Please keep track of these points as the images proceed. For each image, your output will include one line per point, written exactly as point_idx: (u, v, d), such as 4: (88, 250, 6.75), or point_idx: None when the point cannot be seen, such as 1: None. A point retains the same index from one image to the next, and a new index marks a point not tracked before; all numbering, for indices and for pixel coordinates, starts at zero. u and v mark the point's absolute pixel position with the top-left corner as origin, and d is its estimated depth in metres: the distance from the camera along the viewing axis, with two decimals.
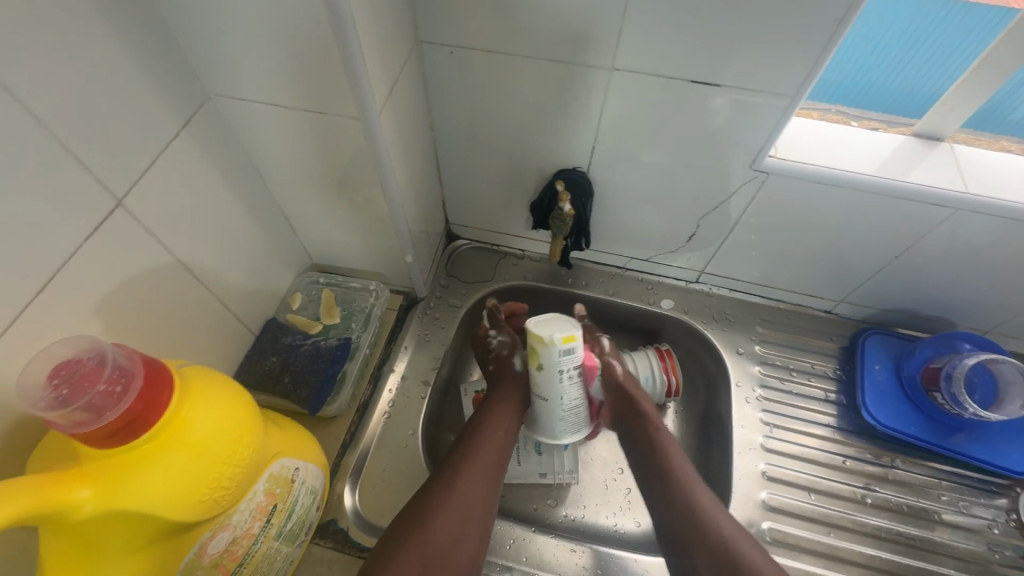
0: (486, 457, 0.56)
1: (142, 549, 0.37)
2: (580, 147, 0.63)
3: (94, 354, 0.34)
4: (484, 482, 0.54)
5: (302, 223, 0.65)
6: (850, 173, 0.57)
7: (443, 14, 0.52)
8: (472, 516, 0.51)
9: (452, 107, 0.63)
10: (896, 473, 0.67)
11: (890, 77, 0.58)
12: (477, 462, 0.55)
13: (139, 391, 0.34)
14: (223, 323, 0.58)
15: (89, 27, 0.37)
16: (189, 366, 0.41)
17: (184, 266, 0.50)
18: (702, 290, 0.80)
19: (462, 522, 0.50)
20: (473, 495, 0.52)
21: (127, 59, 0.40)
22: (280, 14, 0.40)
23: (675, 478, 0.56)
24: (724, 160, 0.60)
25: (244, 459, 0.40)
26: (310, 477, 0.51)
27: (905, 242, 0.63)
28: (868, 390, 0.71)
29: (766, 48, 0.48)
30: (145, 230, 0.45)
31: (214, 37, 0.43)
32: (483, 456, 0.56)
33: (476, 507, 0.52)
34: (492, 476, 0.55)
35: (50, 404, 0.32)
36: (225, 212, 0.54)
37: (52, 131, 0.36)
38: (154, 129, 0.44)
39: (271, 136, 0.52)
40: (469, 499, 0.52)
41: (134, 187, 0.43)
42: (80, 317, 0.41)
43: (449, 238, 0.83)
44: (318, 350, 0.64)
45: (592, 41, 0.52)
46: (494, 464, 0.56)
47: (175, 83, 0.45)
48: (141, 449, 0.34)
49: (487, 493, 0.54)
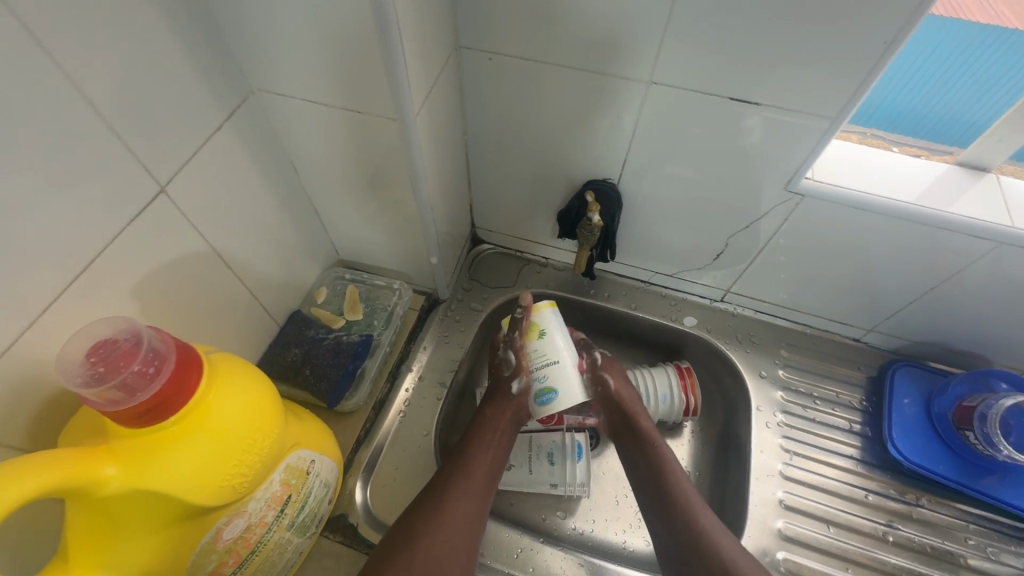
0: (482, 466, 0.56)
1: (159, 529, 0.37)
2: (611, 158, 0.63)
3: (131, 335, 0.35)
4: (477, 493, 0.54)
5: (331, 218, 0.66)
6: (888, 201, 0.56)
7: (484, 20, 0.53)
8: (470, 521, 0.52)
9: (486, 113, 0.63)
10: (920, 512, 0.65)
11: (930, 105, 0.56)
12: (475, 474, 0.55)
13: (171, 374, 0.35)
14: (251, 313, 0.59)
15: (145, 19, 0.38)
16: (218, 352, 0.42)
17: (218, 255, 0.51)
18: (726, 310, 0.78)
19: (459, 522, 0.51)
20: (466, 507, 0.52)
21: (178, 50, 0.41)
22: (326, 12, 0.41)
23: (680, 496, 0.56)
24: (757, 179, 0.59)
25: (264, 448, 0.41)
26: (324, 471, 0.52)
27: (943, 274, 0.61)
28: (895, 424, 0.68)
29: (813, 65, 0.47)
30: (184, 218, 0.46)
31: (260, 32, 0.44)
32: (479, 465, 0.56)
33: (465, 518, 0.52)
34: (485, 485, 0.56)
35: (87, 381, 0.32)
36: (260, 204, 0.55)
37: (105, 119, 0.37)
38: (200, 121, 0.45)
39: (309, 132, 0.53)
40: (462, 507, 0.52)
41: (177, 174, 0.44)
42: (118, 300, 0.42)
43: (474, 242, 0.83)
44: (339, 345, 0.64)
45: (630, 53, 0.51)
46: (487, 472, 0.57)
47: (221, 77, 0.46)
48: (168, 431, 0.35)
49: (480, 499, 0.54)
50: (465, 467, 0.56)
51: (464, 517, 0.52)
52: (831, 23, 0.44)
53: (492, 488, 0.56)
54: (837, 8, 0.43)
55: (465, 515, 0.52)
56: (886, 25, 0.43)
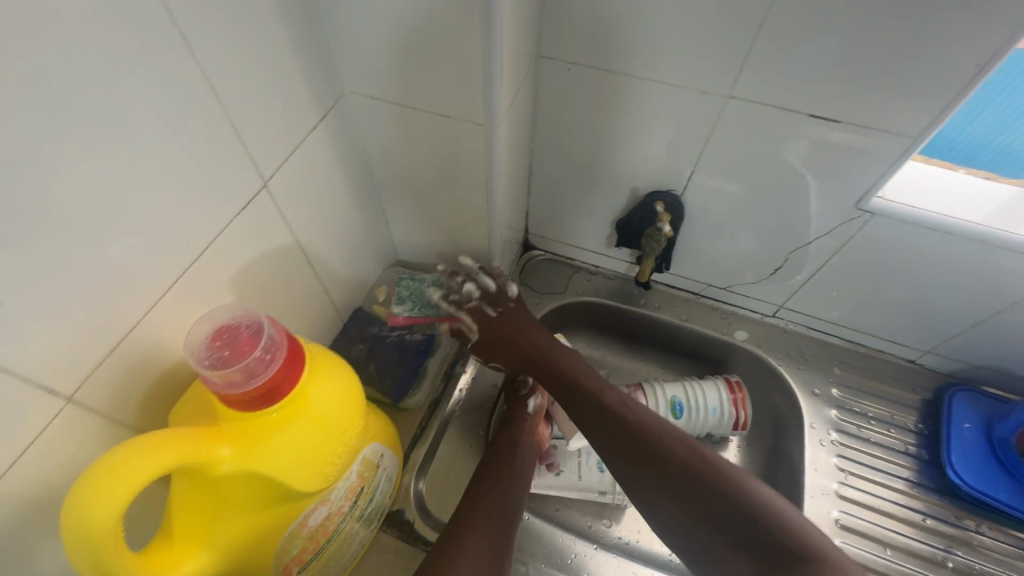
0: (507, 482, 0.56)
1: (255, 512, 0.38)
2: (677, 170, 0.63)
3: (250, 322, 0.37)
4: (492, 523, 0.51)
5: (398, 218, 0.67)
6: (963, 222, 0.55)
7: (567, 30, 0.54)
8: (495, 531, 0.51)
9: (554, 121, 0.64)
10: (980, 539, 0.64)
11: (992, 135, 0.54)
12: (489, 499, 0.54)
13: (284, 361, 0.36)
14: (322, 309, 0.60)
15: (267, 21, 0.40)
16: (313, 343, 0.43)
17: (301, 249, 0.53)
18: (777, 325, 0.78)
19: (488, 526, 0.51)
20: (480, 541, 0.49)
21: (289, 52, 0.43)
22: (433, 18, 0.42)
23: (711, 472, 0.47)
24: (826, 196, 0.59)
25: (350, 439, 0.42)
26: (390, 465, 0.53)
27: (1012, 298, 0.60)
28: (953, 448, 0.67)
29: (902, 85, 0.47)
30: (279, 213, 0.48)
31: (362, 37, 0.46)
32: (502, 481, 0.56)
33: (482, 545, 0.49)
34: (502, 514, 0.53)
35: (212, 364, 0.34)
36: (339, 202, 0.57)
37: (227, 115, 0.39)
38: (301, 120, 0.47)
39: (391, 134, 0.55)
40: (475, 537, 0.49)
41: (277, 171, 0.46)
42: (218, 290, 0.44)
43: (525, 247, 0.84)
44: (403, 342, 0.66)
45: (711, 67, 0.52)
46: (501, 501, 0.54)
47: (320, 78, 0.48)
48: (272, 417, 0.36)
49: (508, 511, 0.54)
50: (489, 483, 0.56)
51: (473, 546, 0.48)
52: (926, 43, 0.44)
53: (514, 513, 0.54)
54: (932, 29, 0.43)
55: (483, 548, 0.48)
56: (983, 47, 0.43)
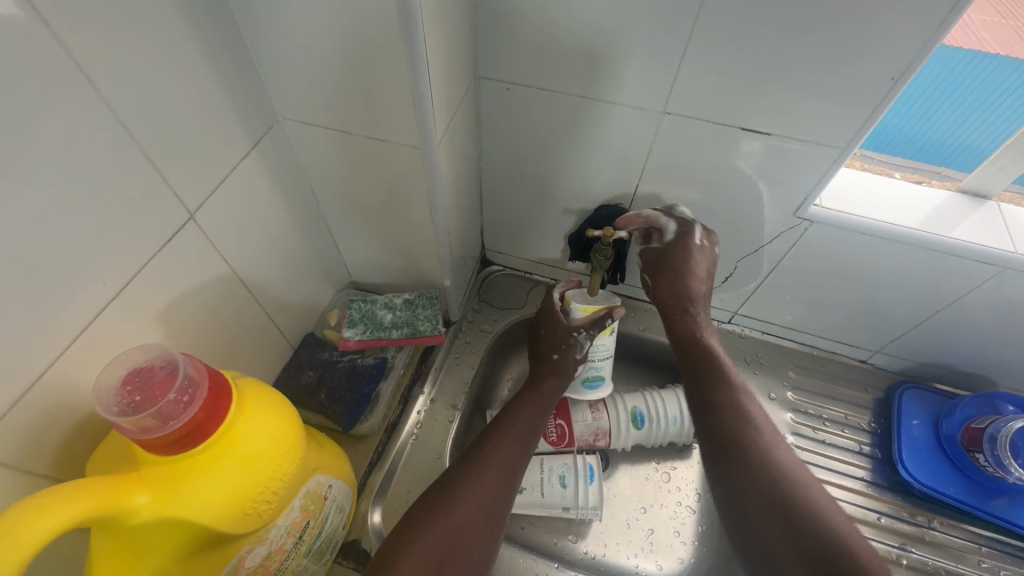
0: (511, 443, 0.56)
1: (183, 557, 0.37)
2: (623, 183, 0.64)
3: (166, 363, 0.36)
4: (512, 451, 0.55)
5: (347, 240, 0.66)
6: (894, 227, 0.57)
7: (503, 51, 0.55)
8: (494, 501, 0.50)
9: (500, 140, 0.65)
10: (933, 535, 0.65)
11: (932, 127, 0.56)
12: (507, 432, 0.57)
13: (203, 401, 0.35)
14: (268, 336, 0.59)
15: (183, 53, 0.39)
16: (244, 378, 0.42)
17: (239, 279, 0.52)
18: (734, 331, 0.79)
19: (492, 492, 0.51)
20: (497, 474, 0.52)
21: (213, 82, 0.43)
22: (358, 44, 0.42)
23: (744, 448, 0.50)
24: (766, 205, 0.60)
25: (287, 474, 0.41)
26: (340, 495, 0.52)
27: (949, 297, 0.62)
28: (904, 446, 0.69)
29: (824, 98, 0.49)
30: (210, 244, 0.47)
31: (290, 65, 0.46)
32: (509, 442, 0.55)
33: (499, 473, 0.52)
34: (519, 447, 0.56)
35: (123, 410, 0.33)
36: (281, 229, 0.56)
37: (143, 150, 0.38)
38: (230, 150, 0.46)
39: (331, 159, 0.54)
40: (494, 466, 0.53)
41: (205, 202, 0.45)
42: (144, 327, 0.42)
43: (483, 264, 0.84)
44: (355, 367, 0.64)
45: (644, 84, 0.53)
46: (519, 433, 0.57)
47: (250, 107, 0.47)
48: (197, 458, 0.35)
49: (511, 472, 0.53)
50: (495, 445, 0.55)
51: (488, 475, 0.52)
52: (840, 59, 0.46)
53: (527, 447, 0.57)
54: (843, 45, 0.45)
55: (497, 477, 0.52)
56: (894, 61, 0.45)
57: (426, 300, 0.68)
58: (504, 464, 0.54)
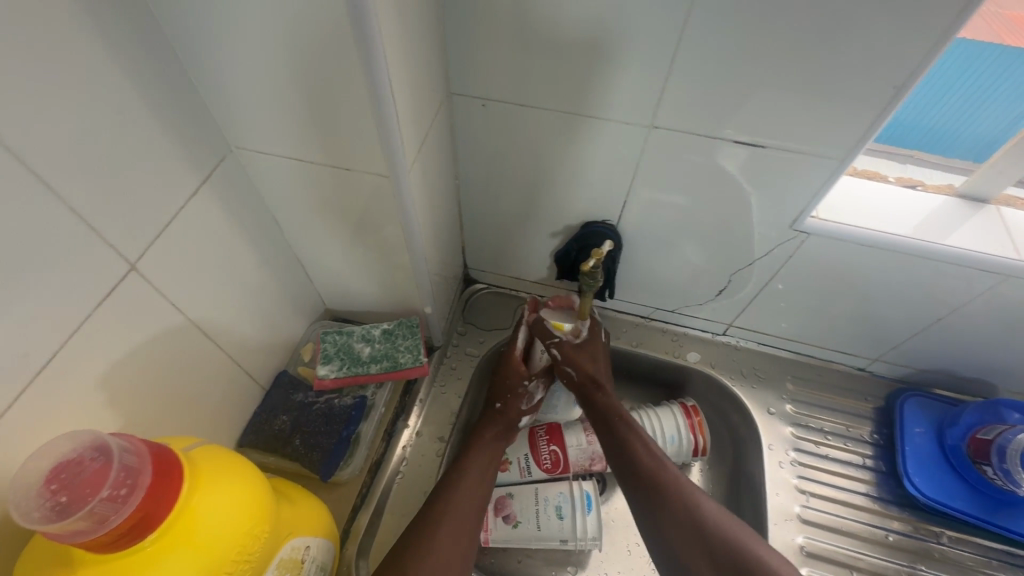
0: (470, 499, 0.55)
1: None
2: (610, 200, 0.61)
3: (96, 452, 0.31)
4: (472, 507, 0.54)
5: (318, 270, 0.62)
6: (895, 237, 0.55)
7: (476, 67, 0.51)
8: (456, 548, 0.51)
9: (477, 157, 0.61)
10: (941, 550, 0.63)
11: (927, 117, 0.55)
12: (463, 489, 0.55)
13: (147, 491, 0.31)
14: (235, 381, 0.55)
15: (111, 89, 0.35)
16: (199, 447, 0.38)
17: (197, 327, 0.47)
18: (728, 343, 0.76)
19: (451, 543, 0.51)
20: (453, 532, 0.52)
21: (150, 117, 0.38)
22: (314, 70, 0.38)
23: (658, 491, 0.53)
24: (761, 218, 0.57)
25: (255, 549, 0.37)
26: (320, 554, 0.48)
27: (949, 306, 0.60)
28: (908, 457, 0.67)
29: (820, 105, 0.46)
30: (159, 294, 0.42)
31: (239, 93, 0.41)
32: (462, 499, 0.54)
33: (457, 533, 0.52)
34: (474, 502, 0.55)
35: (46, 515, 0.29)
36: (243, 266, 0.52)
37: (68, 202, 0.34)
38: (175, 189, 0.42)
39: (293, 189, 0.50)
40: (451, 525, 0.52)
41: (148, 250, 0.40)
42: (83, 394, 0.38)
43: (466, 282, 0.80)
44: (332, 410, 0.60)
45: (628, 98, 0.50)
46: (476, 487, 0.56)
47: (197, 139, 0.43)
48: (146, 551, 0.31)
49: (471, 521, 0.54)
50: (447, 504, 0.54)
51: (443, 532, 0.51)
52: (837, 67, 0.43)
53: (486, 494, 0.56)
54: (841, 53, 0.42)
55: (455, 536, 0.51)
56: (895, 70, 0.42)
57: (406, 329, 0.64)
58: (461, 519, 0.53)
